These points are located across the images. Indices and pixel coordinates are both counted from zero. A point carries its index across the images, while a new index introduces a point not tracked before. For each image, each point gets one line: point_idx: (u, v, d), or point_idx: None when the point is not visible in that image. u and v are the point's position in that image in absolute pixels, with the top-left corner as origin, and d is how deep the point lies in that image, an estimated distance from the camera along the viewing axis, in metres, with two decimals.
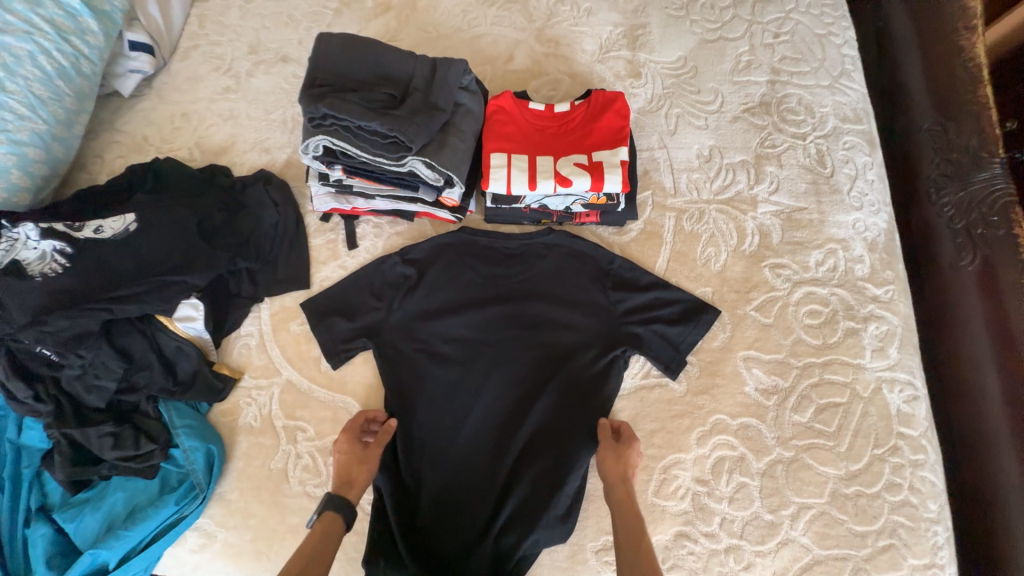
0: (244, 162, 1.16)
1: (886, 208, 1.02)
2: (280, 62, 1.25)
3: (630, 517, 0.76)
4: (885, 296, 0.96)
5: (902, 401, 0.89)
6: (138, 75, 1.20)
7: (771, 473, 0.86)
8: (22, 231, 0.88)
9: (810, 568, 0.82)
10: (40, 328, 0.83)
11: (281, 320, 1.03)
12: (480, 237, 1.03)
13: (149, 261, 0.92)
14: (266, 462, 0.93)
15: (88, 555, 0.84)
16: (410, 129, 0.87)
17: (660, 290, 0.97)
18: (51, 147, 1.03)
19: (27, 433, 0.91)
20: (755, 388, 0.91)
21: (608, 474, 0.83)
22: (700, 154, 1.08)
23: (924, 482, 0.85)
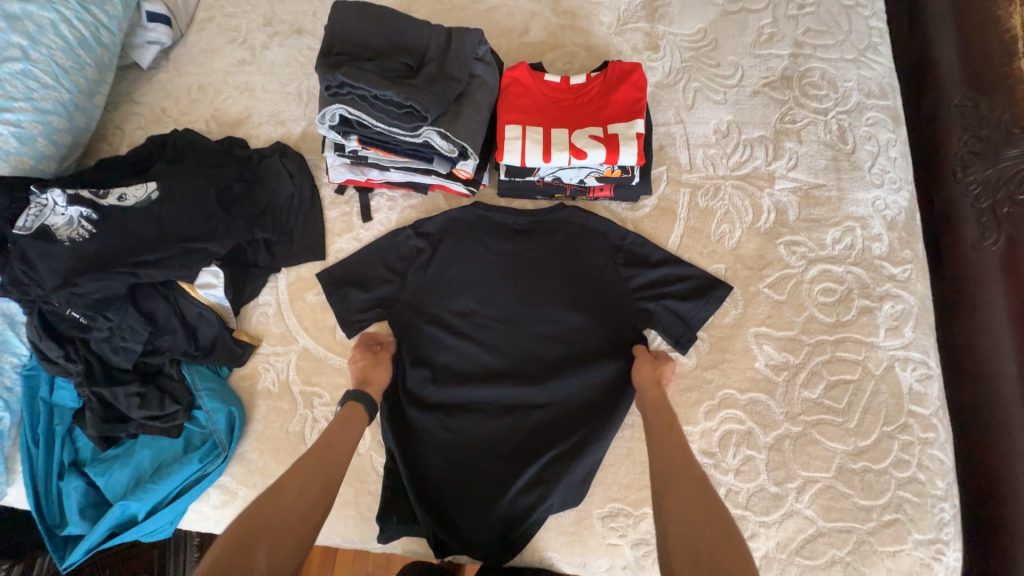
0: (260, 134, 1.17)
1: (908, 185, 1.00)
2: (295, 34, 1.25)
3: (662, 409, 0.81)
4: (902, 275, 0.95)
5: (914, 379, 0.89)
6: (157, 47, 1.21)
7: (777, 447, 0.87)
8: (49, 197, 0.90)
9: (813, 540, 0.83)
10: (71, 290, 0.86)
11: (297, 291, 1.05)
12: (493, 212, 1.03)
13: (171, 228, 0.94)
14: (284, 425, 0.96)
15: (119, 507, 0.88)
16: (425, 98, 0.86)
17: (670, 266, 0.97)
18: (74, 116, 1.05)
19: (60, 393, 0.97)
20: (765, 364, 0.91)
21: (640, 382, 0.86)
22: (718, 129, 1.06)
23: (934, 460, 0.85)
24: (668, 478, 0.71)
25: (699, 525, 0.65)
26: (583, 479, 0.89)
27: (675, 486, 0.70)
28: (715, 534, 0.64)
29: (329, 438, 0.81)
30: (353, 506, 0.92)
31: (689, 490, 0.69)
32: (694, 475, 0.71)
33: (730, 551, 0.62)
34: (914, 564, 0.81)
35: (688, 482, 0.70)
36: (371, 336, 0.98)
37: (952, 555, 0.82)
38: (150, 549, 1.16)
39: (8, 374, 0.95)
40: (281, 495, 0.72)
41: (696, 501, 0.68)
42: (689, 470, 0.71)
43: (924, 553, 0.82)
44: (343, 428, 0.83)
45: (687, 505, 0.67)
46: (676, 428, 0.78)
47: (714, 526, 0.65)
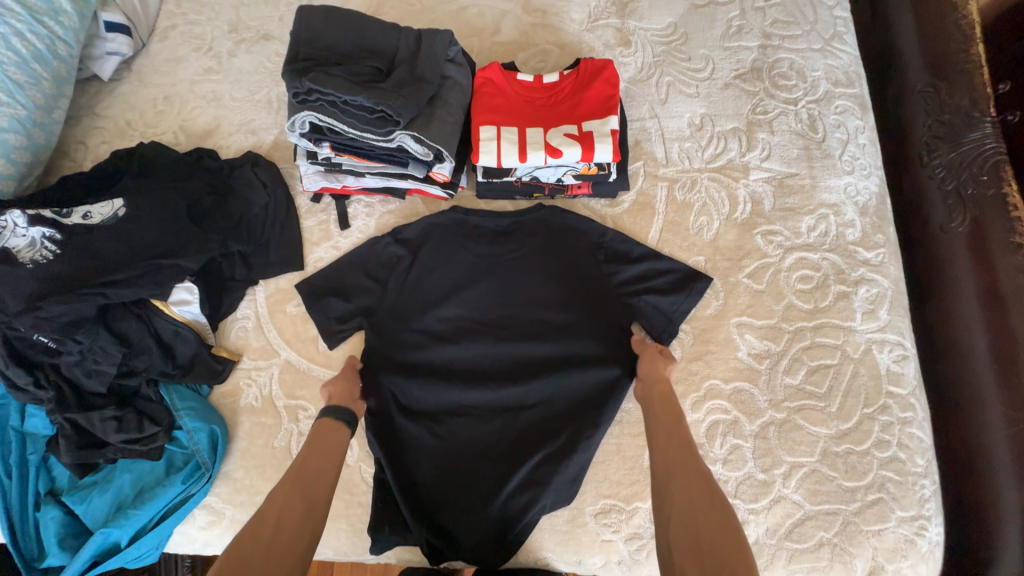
0: (231, 144, 1.14)
1: (877, 171, 1.02)
2: (262, 41, 1.22)
3: (668, 402, 0.82)
4: (876, 259, 0.97)
5: (891, 360, 0.91)
6: (117, 58, 1.17)
7: (763, 434, 0.88)
8: (9, 218, 0.88)
9: (801, 524, 0.84)
10: (36, 314, 0.83)
11: (276, 303, 1.03)
12: (473, 216, 1.03)
13: (141, 245, 0.91)
14: (269, 441, 0.94)
15: (100, 535, 0.86)
16: (396, 102, 0.85)
17: (651, 261, 0.98)
18: (33, 133, 1.01)
19: (32, 421, 0.94)
20: (747, 353, 0.93)
21: (647, 377, 0.87)
22: (692, 123, 1.07)
23: (912, 438, 0.88)
24: (672, 469, 0.73)
25: (701, 513, 0.67)
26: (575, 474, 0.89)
27: (680, 477, 0.72)
28: (715, 522, 0.66)
29: (304, 459, 0.81)
30: (345, 518, 0.91)
31: (691, 480, 0.71)
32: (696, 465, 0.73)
33: (730, 538, 0.65)
34: (898, 540, 0.84)
35: (691, 473, 0.72)
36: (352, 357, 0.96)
37: (933, 529, 0.85)
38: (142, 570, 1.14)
39: None
40: (258, 526, 0.72)
41: (699, 492, 0.69)
42: (692, 461, 0.73)
43: (908, 529, 0.84)
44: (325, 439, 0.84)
45: (689, 494, 0.69)
46: (681, 419, 0.80)
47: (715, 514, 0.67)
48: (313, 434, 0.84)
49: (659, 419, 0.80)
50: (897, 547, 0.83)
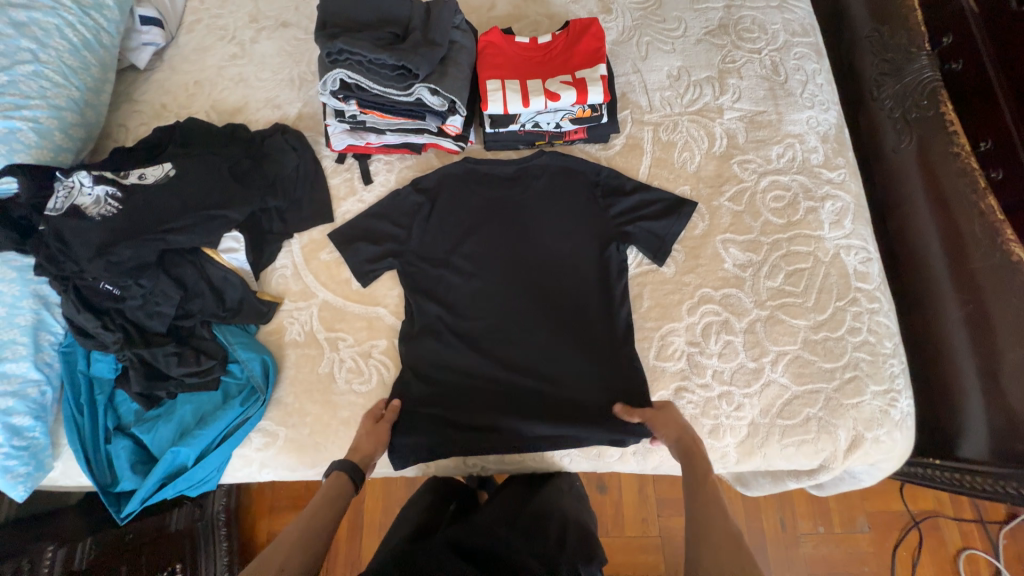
0: (259, 118, 1.26)
1: (834, 105, 1.17)
2: (281, 28, 1.35)
3: (691, 464, 0.86)
4: (838, 179, 1.11)
5: (858, 262, 1.04)
6: (152, 48, 1.30)
7: (751, 329, 1.01)
8: (76, 178, 0.99)
9: (789, 402, 0.97)
10: (107, 258, 0.94)
11: (311, 252, 1.14)
12: (482, 164, 1.16)
13: (192, 200, 1.02)
14: (314, 368, 1.05)
15: (171, 453, 0.96)
16: (415, 58, 0.98)
17: (643, 192, 1.11)
18: (84, 112, 1.13)
19: (97, 365, 1.03)
20: (733, 264, 1.05)
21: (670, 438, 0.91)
22: (670, 74, 1.21)
23: (881, 325, 1.01)
24: (702, 530, 0.80)
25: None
26: (599, 365, 1.02)
27: (707, 543, 0.78)
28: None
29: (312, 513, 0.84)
30: None
31: (721, 549, 0.76)
32: (728, 534, 0.78)
33: None
34: (874, 412, 0.96)
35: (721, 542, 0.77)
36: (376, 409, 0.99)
37: (904, 400, 0.98)
38: (183, 535, 1.34)
39: (47, 351, 1.00)
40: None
41: (729, 551, 0.76)
42: (721, 526, 0.79)
43: (881, 402, 0.97)
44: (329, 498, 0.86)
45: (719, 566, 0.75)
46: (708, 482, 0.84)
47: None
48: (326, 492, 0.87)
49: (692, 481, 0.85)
50: (873, 416, 0.96)
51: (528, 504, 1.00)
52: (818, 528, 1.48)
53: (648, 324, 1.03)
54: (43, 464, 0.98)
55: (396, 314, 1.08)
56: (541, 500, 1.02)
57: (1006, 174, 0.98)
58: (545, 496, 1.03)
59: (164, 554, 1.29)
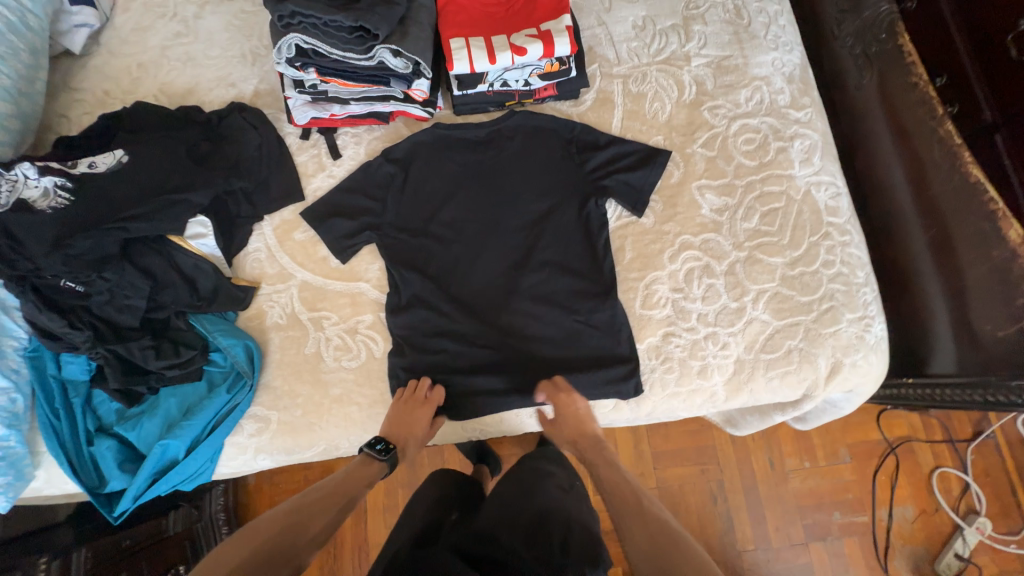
0: (213, 99, 1.20)
1: (798, 46, 1.18)
2: (225, 1, 1.27)
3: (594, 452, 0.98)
4: (805, 118, 1.12)
5: (828, 197, 1.07)
6: (85, 30, 1.21)
7: (731, 271, 1.03)
8: (19, 171, 0.92)
9: (772, 337, 1.00)
10: (65, 251, 0.89)
11: (284, 232, 1.10)
12: (453, 130, 1.13)
13: (151, 186, 0.97)
14: (300, 349, 1.02)
15: (160, 447, 0.94)
16: (372, 17, 0.94)
17: (617, 145, 1.10)
18: (18, 102, 1.05)
19: (68, 368, 0.98)
20: (709, 210, 1.07)
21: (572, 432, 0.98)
22: (635, 25, 1.20)
23: (852, 256, 1.04)
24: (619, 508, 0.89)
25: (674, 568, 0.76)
26: (588, 319, 1.03)
27: (627, 515, 0.87)
28: (656, 534, 0.83)
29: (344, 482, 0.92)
30: (382, 403, 1.00)
31: (634, 520, 0.86)
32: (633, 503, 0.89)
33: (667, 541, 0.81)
34: (851, 338, 1.00)
35: (630, 513, 0.87)
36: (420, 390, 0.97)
37: (877, 325, 1.02)
38: (183, 539, 1.31)
39: (13, 357, 0.94)
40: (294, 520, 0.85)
41: (637, 516, 0.86)
42: (635, 500, 0.89)
43: (857, 328, 1.01)
44: (360, 472, 0.94)
45: (637, 531, 0.84)
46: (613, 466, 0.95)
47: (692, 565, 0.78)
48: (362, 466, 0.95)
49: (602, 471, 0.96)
50: (850, 342, 1.00)
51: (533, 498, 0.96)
52: (804, 463, 1.55)
53: (632, 275, 1.04)
54: (24, 474, 0.94)
55: (379, 288, 1.06)
56: (544, 485, 1.00)
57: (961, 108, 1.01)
58: (548, 489, 0.99)
59: (164, 560, 1.25)
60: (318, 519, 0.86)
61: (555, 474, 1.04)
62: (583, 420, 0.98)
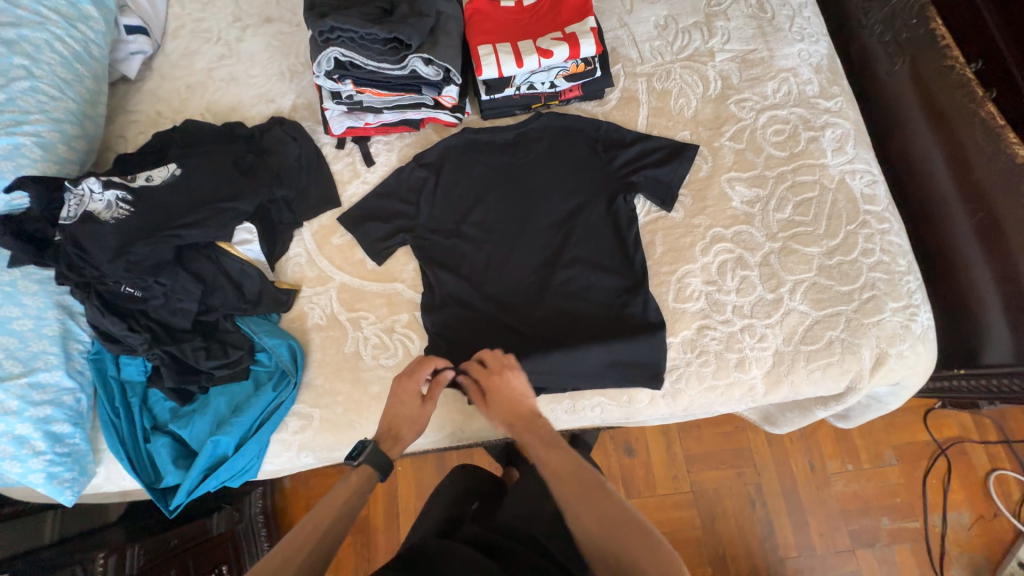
0: (255, 115, 1.27)
1: (824, 36, 1.18)
2: (265, 24, 1.36)
3: (525, 424, 0.87)
4: (835, 107, 1.11)
5: (864, 185, 1.05)
6: (140, 57, 1.30)
7: (766, 262, 1.02)
8: (85, 186, 0.99)
9: (811, 327, 0.98)
10: (127, 257, 0.95)
11: (322, 237, 1.15)
12: (482, 134, 1.17)
13: (202, 196, 1.03)
14: (340, 348, 1.06)
15: (212, 442, 0.98)
16: (405, 29, 0.99)
17: (643, 141, 1.11)
18: (84, 124, 1.14)
19: (127, 369, 1.04)
20: (741, 202, 1.06)
21: (502, 407, 0.89)
22: (657, 24, 1.22)
23: (893, 244, 1.01)
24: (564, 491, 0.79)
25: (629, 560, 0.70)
26: (625, 311, 1.02)
27: (576, 499, 0.77)
28: (610, 524, 0.74)
29: (333, 502, 0.84)
30: None
31: (585, 502, 0.77)
32: (581, 484, 0.79)
33: (629, 529, 0.73)
34: (896, 327, 0.97)
35: (576, 499, 0.78)
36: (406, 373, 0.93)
37: (924, 314, 0.99)
38: (226, 539, 1.35)
39: (78, 359, 1.01)
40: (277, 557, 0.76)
41: (589, 502, 0.77)
42: (584, 485, 0.79)
43: (902, 317, 0.98)
44: (350, 487, 0.86)
45: (585, 520, 0.75)
46: (555, 447, 0.84)
47: (656, 557, 0.70)
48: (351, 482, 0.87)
49: (538, 448, 0.84)
50: (895, 332, 0.97)
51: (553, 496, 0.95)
52: (847, 466, 1.49)
53: (663, 269, 1.04)
54: (87, 470, 0.99)
55: (414, 289, 1.09)
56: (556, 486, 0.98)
57: (1000, 93, 1.01)
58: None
59: (210, 559, 1.28)
60: (299, 556, 0.76)
61: None
62: (518, 398, 0.90)
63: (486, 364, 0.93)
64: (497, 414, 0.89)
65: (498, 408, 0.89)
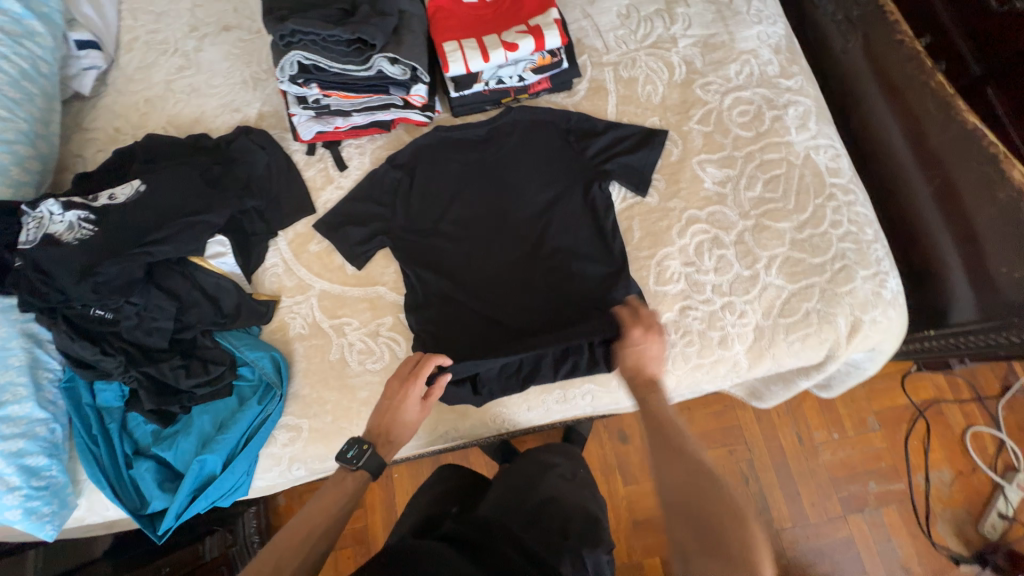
0: (220, 125, 1.24)
1: (781, 18, 1.21)
2: (224, 32, 1.33)
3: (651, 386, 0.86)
4: (796, 85, 1.14)
5: (828, 159, 1.09)
6: (93, 72, 1.26)
7: (741, 240, 1.04)
8: (44, 208, 0.96)
9: (788, 300, 1.01)
10: (94, 278, 0.92)
11: (299, 245, 1.13)
12: (454, 131, 1.16)
13: (169, 210, 1.00)
14: (325, 357, 1.04)
15: (198, 462, 0.96)
16: (368, 28, 0.99)
17: (614, 130, 1.13)
18: (37, 144, 1.10)
19: (102, 396, 1.01)
20: (712, 183, 1.08)
21: (631, 364, 0.88)
22: (620, 14, 1.23)
23: (859, 214, 1.05)
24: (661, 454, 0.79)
25: (714, 529, 0.70)
26: (608, 295, 1.02)
27: (669, 460, 0.78)
28: (701, 494, 0.73)
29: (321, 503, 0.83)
30: None
31: (675, 466, 0.77)
32: (679, 449, 0.78)
33: (719, 502, 0.72)
34: (867, 295, 1.00)
35: (672, 463, 0.77)
36: (405, 372, 0.91)
37: (893, 280, 1.02)
38: (220, 564, 1.32)
39: (48, 389, 0.97)
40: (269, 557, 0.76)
41: (681, 468, 0.76)
42: (677, 450, 0.78)
43: (872, 284, 1.01)
44: (338, 487, 0.85)
45: (674, 481, 0.76)
46: (662, 415, 0.83)
47: (740, 532, 0.69)
48: (340, 481, 0.86)
49: (652, 411, 0.84)
50: (867, 299, 1.00)
51: (536, 489, 0.93)
52: (833, 435, 1.54)
53: (642, 254, 1.06)
54: (67, 502, 0.96)
55: (397, 291, 1.08)
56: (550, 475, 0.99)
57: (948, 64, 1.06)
58: (552, 480, 0.97)
59: None
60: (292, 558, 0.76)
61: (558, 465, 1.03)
62: (645, 358, 0.88)
63: (636, 313, 0.91)
64: (622, 365, 0.90)
65: (625, 357, 0.89)
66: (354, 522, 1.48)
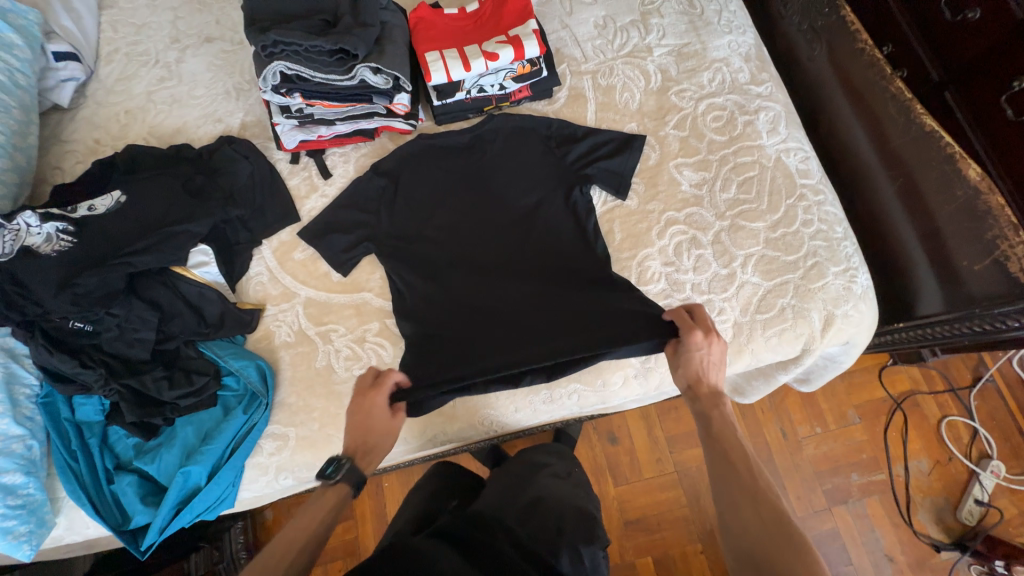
0: (202, 135, 1.24)
1: (750, 27, 1.26)
2: (205, 43, 1.33)
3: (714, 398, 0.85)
4: (766, 91, 1.19)
5: (798, 162, 1.13)
6: (72, 84, 1.25)
7: (717, 240, 1.08)
8: (20, 220, 0.93)
9: (764, 297, 1.04)
10: (74, 290, 0.91)
11: (283, 253, 1.13)
12: (437, 139, 1.18)
13: (150, 221, 1.00)
14: (311, 364, 1.04)
15: (182, 474, 0.95)
16: (350, 39, 1.00)
17: (594, 135, 1.16)
18: (14, 156, 1.09)
19: (82, 409, 0.98)
20: (689, 185, 1.12)
21: (689, 374, 0.87)
22: (597, 24, 1.27)
23: (829, 213, 1.09)
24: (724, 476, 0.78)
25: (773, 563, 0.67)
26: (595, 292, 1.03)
27: (730, 482, 0.77)
28: (762, 524, 0.71)
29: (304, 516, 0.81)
30: None
31: (733, 489, 0.76)
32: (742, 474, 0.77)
33: (779, 534, 0.70)
34: (839, 290, 1.04)
35: (734, 487, 0.76)
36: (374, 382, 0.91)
37: (863, 275, 1.06)
38: None
39: (25, 404, 0.95)
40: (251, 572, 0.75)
41: (742, 494, 0.75)
42: (735, 475, 0.77)
43: (844, 279, 1.05)
44: (322, 501, 0.84)
45: (733, 503, 0.75)
46: (725, 437, 0.81)
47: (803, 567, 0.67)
48: (323, 496, 0.84)
49: (714, 428, 0.83)
50: (839, 294, 1.04)
51: (525, 490, 0.94)
52: (816, 429, 1.58)
53: (624, 255, 1.08)
54: (45, 521, 0.93)
55: (383, 296, 1.09)
56: (549, 475, 0.99)
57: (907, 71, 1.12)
58: (542, 480, 0.98)
59: None
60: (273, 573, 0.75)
61: (550, 465, 1.05)
62: (706, 367, 0.86)
63: (695, 316, 0.89)
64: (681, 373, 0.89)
65: (687, 361, 0.87)
66: (344, 534, 1.47)
